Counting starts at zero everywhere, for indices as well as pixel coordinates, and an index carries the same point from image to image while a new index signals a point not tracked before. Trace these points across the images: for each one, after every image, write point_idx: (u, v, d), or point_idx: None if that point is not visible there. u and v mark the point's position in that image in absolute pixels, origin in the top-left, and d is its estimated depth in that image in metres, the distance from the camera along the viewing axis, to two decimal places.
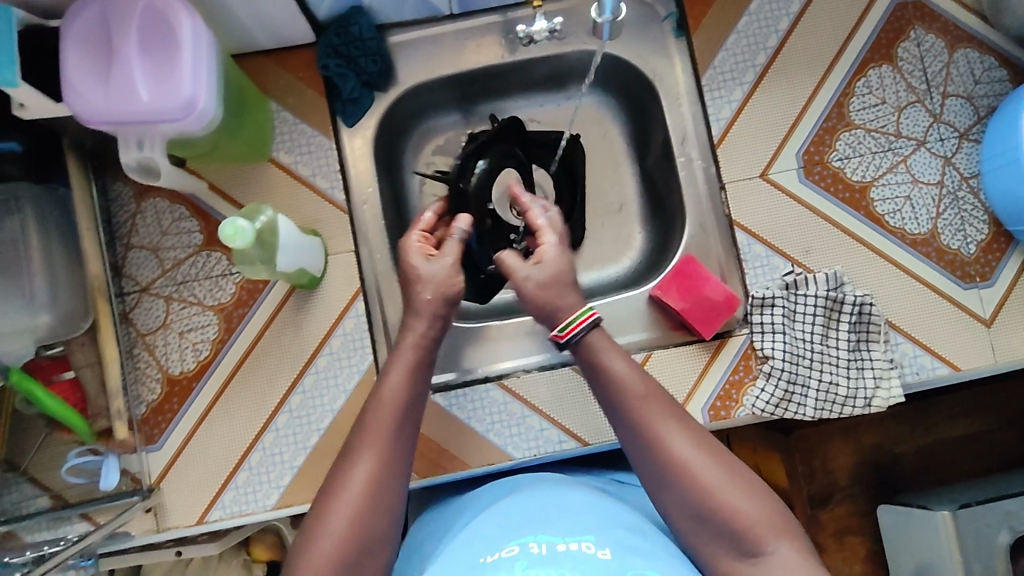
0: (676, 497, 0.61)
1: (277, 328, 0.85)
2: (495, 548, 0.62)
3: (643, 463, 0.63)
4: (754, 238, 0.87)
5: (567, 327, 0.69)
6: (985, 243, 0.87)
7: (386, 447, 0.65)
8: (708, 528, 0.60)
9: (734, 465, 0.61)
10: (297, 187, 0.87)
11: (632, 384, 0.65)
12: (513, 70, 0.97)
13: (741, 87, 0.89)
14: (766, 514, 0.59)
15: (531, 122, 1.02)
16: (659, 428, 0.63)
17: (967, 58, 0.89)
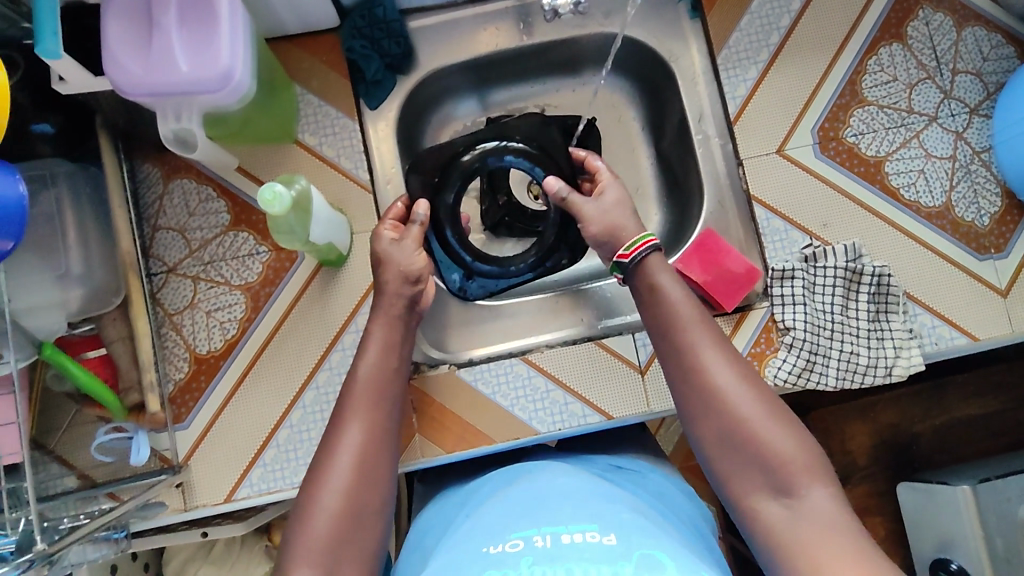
0: (712, 420, 0.63)
1: (305, 306, 0.86)
2: (498, 539, 0.62)
3: (684, 385, 0.66)
4: (772, 213, 0.89)
5: (631, 247, 0.72)
6: (998, 215, 0.88)
7: (375, 427, 0.66)
8: (739, 456, 0.62)
9: (772, 400, 0.64)
10: (322, 168, 0.88)
11: (683, 311, 0.68)
12: (530, 54, 0.99)
13: (755, 66, 0.91)
14: (798, 450, 0.60)
15: (548, 107, 1.04)
16: (704, 352, 0.66)
17: (975, 36, 0.91)
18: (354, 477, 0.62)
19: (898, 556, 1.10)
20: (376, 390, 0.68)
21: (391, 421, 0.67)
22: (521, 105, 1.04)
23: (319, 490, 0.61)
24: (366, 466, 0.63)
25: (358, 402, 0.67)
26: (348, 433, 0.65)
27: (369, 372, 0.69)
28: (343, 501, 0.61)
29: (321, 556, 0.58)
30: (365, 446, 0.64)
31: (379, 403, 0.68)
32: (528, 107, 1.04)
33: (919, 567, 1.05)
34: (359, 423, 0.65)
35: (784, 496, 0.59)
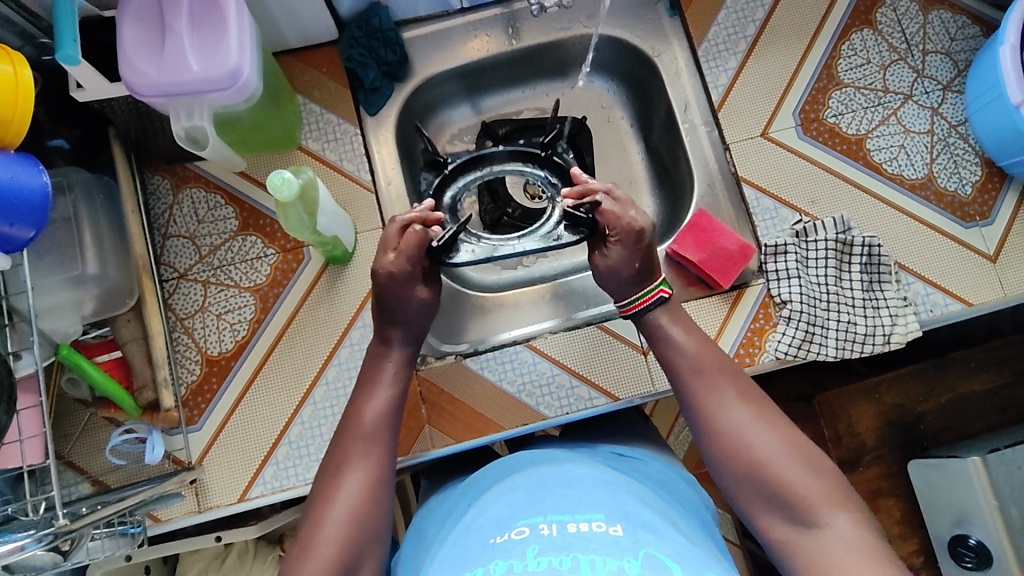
0: (731, 459, 0.65)
1: (313, 303, 0.88)
2: (506, 528, 0.62)
3: (699, 426, 0.69)
4: (761, 192, 0.92)
5: (630, 304, 0.78)
6: (980, 184, 0.91)
7: (377, 469, 0.67)
8: (759, 491, 0.63)
9: (791, 436, 0.65)
10: (326, 171, 0.92)
11: (689, 356, 0.72)
12: (519, 58, 1.04)
13: (735, 56, 0.96)
14: (819, 485, 0.61)
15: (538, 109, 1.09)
16: (718, 398, 0.68)
17: (941, 19, 0.96)
18: (358, 501, 0.64)
19: (915, 538, 1.09)
20: (376, 436, 0.69)
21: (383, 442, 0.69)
22: (513, 109, 1.09)
23: (314, 529, 0.63)
24: (366, 510, 0.64)
25: (360, 445, 0.68)
26: (352, 475, 0.66)
27: (367, 418, 0.71)
28: (348, 529, 0.63)
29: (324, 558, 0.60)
30: (367, 488, 0.65)
31: (378, 438, 0.69)
32: (521, 111, 1.09)
33: (937, 547, 1.04)
34: (360, 466, 0.67)
35: (808, 527, 0.60)
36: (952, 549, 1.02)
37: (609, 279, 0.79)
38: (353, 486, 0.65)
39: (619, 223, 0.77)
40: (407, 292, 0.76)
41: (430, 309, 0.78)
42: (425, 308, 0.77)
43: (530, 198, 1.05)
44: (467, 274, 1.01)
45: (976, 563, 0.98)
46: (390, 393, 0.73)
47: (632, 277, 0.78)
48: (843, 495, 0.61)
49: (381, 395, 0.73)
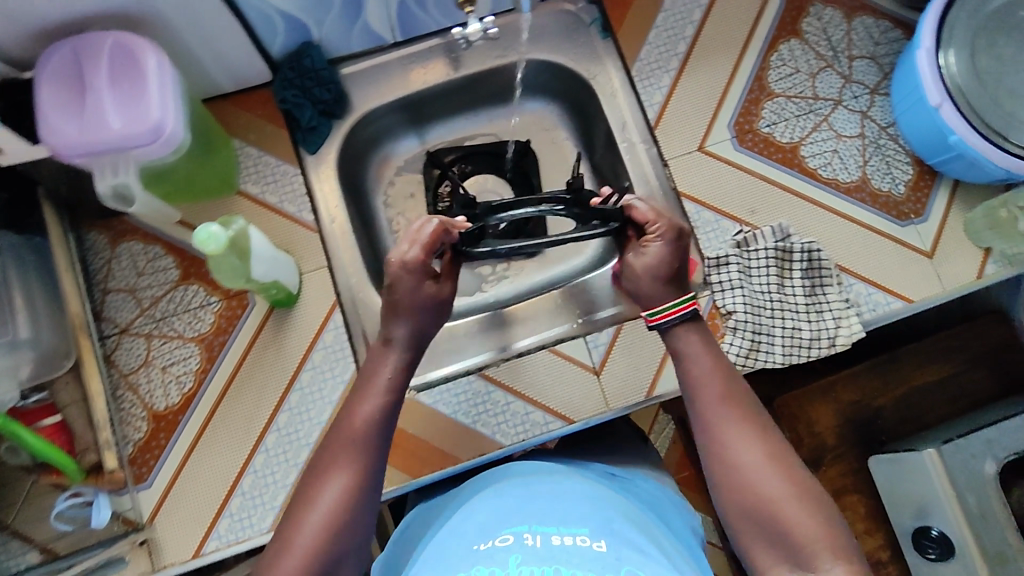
0: (737, 500, 0.66)
1: (259, 350, 0.86)
2: (488, 536, 0.61)
3: (709, 461, 0.69)
4: (701, 206, 0.93)
5: (658, 314, 0.75)
6: (912, 182, 0.93)
7: (361, 475, 0.66)
8: (761, 532, 0.64)
9: (800, 478, 0.65)
10: (265, 214, 0.91)
11: (709, 388, 0.71)
12: (458, 87, 1.05)
13: (667, 74, 0.98)
14: (823, 532, 0.62)
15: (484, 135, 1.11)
16: (731, 435, 0.68)
17: (864, 25, 0.98)
18: (335, 513, 0.63)
19: (881, 533, 1.10)
20: (370, 444, 0.67)
21: (373, 451, 0.67)
22: (455, 138, 1.11)
23: (294, 529, 0.62)
24: (348, 517, 0.64)
25: (349, 447, 0.67)
26: (335, 480, 0.65)
27: (360, 424, 0.68)
28: (322, 537, 0.62)
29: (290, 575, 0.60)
30: (346, 492, 0.64)
31: (365, 446, 0.67)
32: (463, 139, 1.11)
33: (901, 538, 1.05)
34: (346, 473, 0.65)
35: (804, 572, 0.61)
36: (916, 541, 1.03)
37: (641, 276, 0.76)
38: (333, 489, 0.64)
39: (659, 221, 0.77)
40: (420, 288, 0.73)
41: (446, 307, 0.75)
42: (439, 305, 0.74)
43: None
44: None
45: (939, 554, 1.00)
46: (383, 397, 0.70)
47: (668, 278, 0.76)
48: (841, 545, 0.62)
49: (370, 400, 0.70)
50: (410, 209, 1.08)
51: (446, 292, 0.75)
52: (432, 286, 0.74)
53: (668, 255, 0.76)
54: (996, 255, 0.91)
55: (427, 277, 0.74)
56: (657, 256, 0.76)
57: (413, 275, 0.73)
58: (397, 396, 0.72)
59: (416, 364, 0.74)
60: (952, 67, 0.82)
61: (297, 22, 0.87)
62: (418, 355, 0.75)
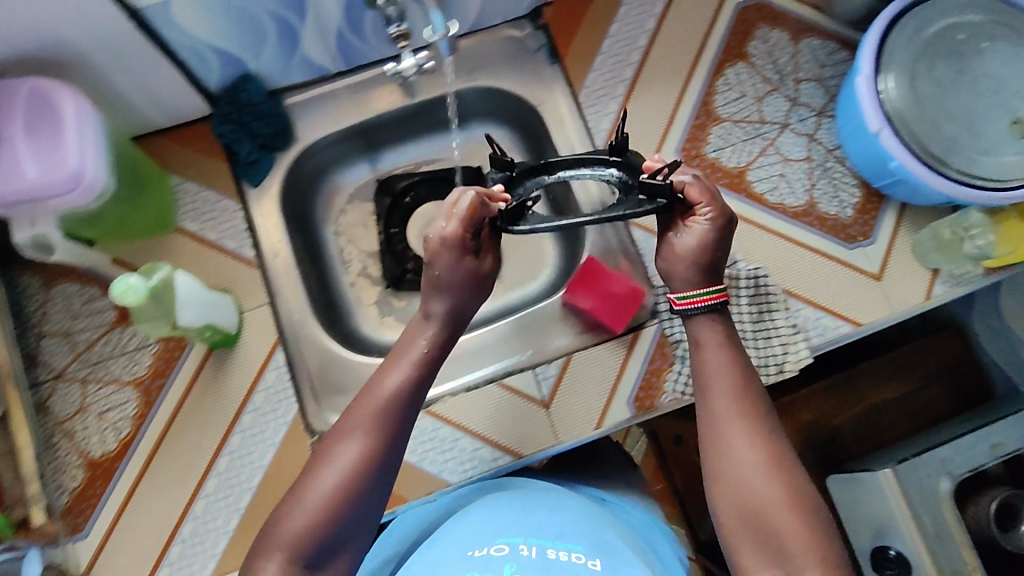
0: (732, 497, 0.67)
1: (198, 393, 0.85)
2: (483, 543, 0.65)
3: (709, 456, 0.70)
4: (650, 233, 0.92)
5: (688, 298, 0.74)
6: (860, 205, 0.93)
7: (379, 444, 0.66)
8: (752, 533, 0.66)
9: (797, 488, 0.66)
10: (204, 251, 0.90)
11: (722, 386, 0.71)
12: (406, 115, 1.03)
13: (614, 101, 0.97)
14: (811, 543, 0.63)
15: (436, 161, 1.09)
16: (737, 430, 0.69)
17: (811, 47, 0.97)
18: (346, 481, 0.64)
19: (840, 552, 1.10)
20: (394, 416, 0.67)
21: (395, 428, 0.68)
22: (408, 165, 1.08)
23: (309, 487, 0.64)
24: (360, 482, 0.65)
25: (372, 415, 0.67)
26: (352, 444, 0.66)
27: (386, 396, 0.69)
28: (330, 503, 0.63)
29: (295, 538, 0.61)
30: (361, 460, 0.65)
31: (386, 421, 0.67)
32: (417, 164, 1.09)
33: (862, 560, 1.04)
34: (366, 440, 0.66)
35: None
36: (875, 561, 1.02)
37: (682, 260, 0.74)
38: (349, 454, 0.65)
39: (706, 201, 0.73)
40: (459, 263, 0.71)
41: (485, 285, 0.74)
42: (477, 281, 0.73)
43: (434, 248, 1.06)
44: (380, 334, 1.02)
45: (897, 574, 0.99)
46: (412, 370, 0.71)
47: (704, 267, 0.74)
48: (829, 554, 0.63)
49: (399, 373, 0.71)
50: (360, 238, 1.06)
51: (484, 268, 0.74)
52: (471, 263, 0.72)
53: (716, 240, 0.73)
54: (944, 275, 0.90)
55: (465, 255, 0.72)
56: (699, 238, 0.73)
57: (451, 250, 0.70)
58: (429, 370, 0.72)
59: (452, 341, 0.74)
60: (890, 93, 0.80)
61: (231, 56, 0.85)
62: (455, 332, 0.75)
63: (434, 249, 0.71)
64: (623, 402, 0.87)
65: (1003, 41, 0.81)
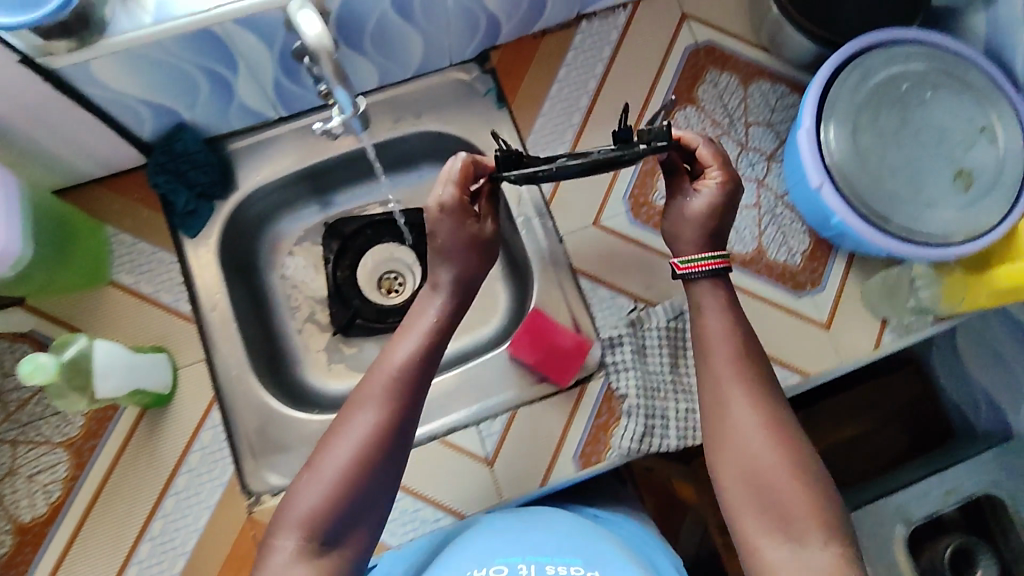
0: (732, 461, 0.68)
1: (132, 455, 0.83)
2: (483, 564, 0.66)
3: (710, 421, 0.71)
4: (597, 282, 0.91)
5: (690, 262, 0.74)
6: (809, 252, 0.91)
7: (392, 417, 0.67)
8: (755, 496, 0.66)
9: (796, 453, 0.67)
10: (138, 305, 0.88)
11: (721, 353, 0.71)
12: (355, 159, 1.01)
13: (562, 146, 0.95)
14: (810, 507, 0.65)
15: (388, 202, 1.06)
16: (736, 397, 0.70)
17: (761, 90, 0.96)
18: (360, 454, 0.65)
19: None
20: (407, 389, 0.68)
21: (408, 401, 0.68)
22: (360, 207, 1.06)
23: (325, 458, 0.65)
24: (375, 455, 0.65)
25: (384, 388, 0.68)
26: (366, 417, 0.66)
27: (398, 368, 0.69)
28: (345, 476, 0.64)
29: (311, 514, 0.63)
30: (377, 431, 0.66)
31: (400, 393, 0.68)
32: (368, 206, 1.07)
33: None
34: (381, 413, 0.67)
35: (793, 544, 0.64)
36: None
37: (689, 223, 0.75)
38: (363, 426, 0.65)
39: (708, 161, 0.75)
40: (460, 228, 0.71)
41: (489, 249, 0.73)
42: (480, 245, 0.72)
43: (385, 292, 1.06)
44: (326, 384, 1.01)
45: None
46: (423, 342, 0.71)
47: (706, 232, 0.75)
48: (829, 518, 0.64)
49: (409, 344, 0.71)
50: (309, 282, 1.04)
51: (486, 233, 0.73)
52: (474, 226, 0.72)
53: (720, 206, 0.74)
54: (892, 323, 0.88)
55: (467, 216, 0.72)
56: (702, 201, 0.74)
57: (450, 216, 0.71)
58: (441, 339, 0.72)
59: (463, 311, 0.73)
60: (831, 143, 0.78)
61: (164, 107, 0.83)
62: (465, 300, 0.74)
63: (434, 215, 0.71)
64: (568, 459, 0.85)
65: (947, 90, 0.79)
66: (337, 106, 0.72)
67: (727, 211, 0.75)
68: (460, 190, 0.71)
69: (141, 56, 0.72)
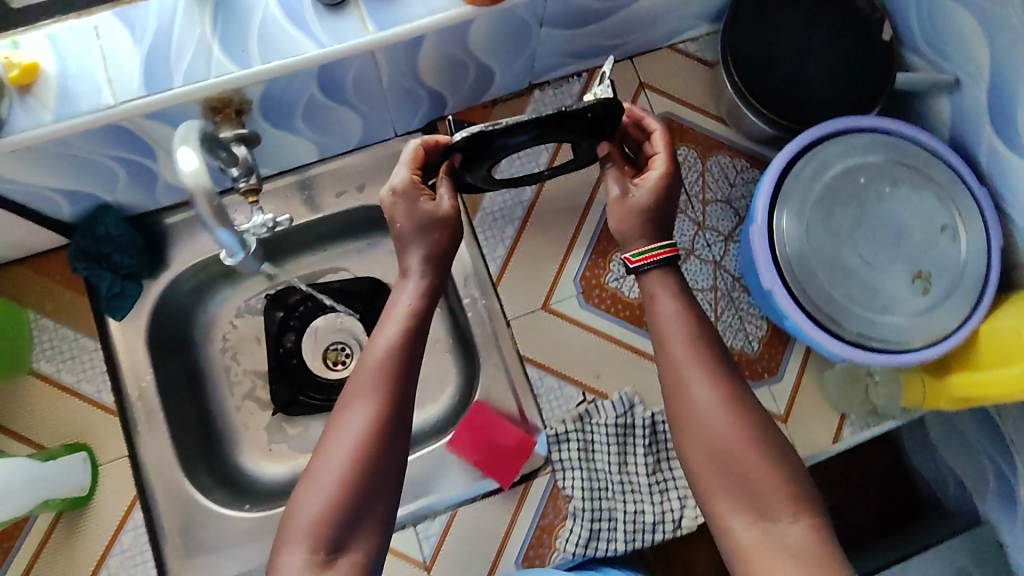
0: (697, 445, 0.59)
1: (47, 557, 0.82)
2: None
3: (670, 405, 0.62)
4: (546, 370, 0.87)
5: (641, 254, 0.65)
6: (765, 338, 0.88)
7: (389, 404, 0.59)
8: (723, 477, 0.58)
9: (760, 423, 0.59)
10: (60, 396, 0.85)
11: (676, 334, 0.62)
12: (302, 231, 0.95)
13: (511, 224, 0.90)
14: (785, 482, 0.57)
15: (338, 270, 1.01)
16: (693, 379, 0.60)
17: (720, 165, 0.91)
18: (360, 448, 0.58)
19: None
20: (401, 371, 0.60)
21: (407, 386, 0.61)
22: (309, 272, 1.01)
23: (319, 464, 0.58)
24: (373, 453, 0.58)
25: (376, 376, 0.60)
26: (357, 412, 0.59)
27: (385, 353, 0.61)
28: (344, 476, 0.57)
29: (315, 523, 0.56)
30: (373, 423, 0.58)
31: (391, 375, 0.60)
32: (318, 275, 1.01)
33: None
34: (373, 404, 0.59)
35: (766, 524, 0.57)
36: None
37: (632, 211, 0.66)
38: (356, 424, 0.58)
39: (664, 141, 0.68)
40: (414, 207, 0.66)
41: (454, 224, 0.66)
42: (433, 218, 0.66)
43: (332, 364, 0.99)
44: (259, 466, 0.94)
45: None
46: (406, 320, 0.63)
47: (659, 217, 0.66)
48: (797, 490, 0.58)
49: (394, 324, 0.63)
50: (249, 355, 0.97)
51: (444, 210, 0.67)
52: (430, 202, 0.66)
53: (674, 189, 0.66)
54: (851, 417, 0.85)
55: (420, 197, 0.66)
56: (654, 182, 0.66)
57: (402, 198, 0.65)
58: (424, 318, 0.65)
59: (439, 290, 0.66)
60: (784, 234, 0.75)
61: (82, 194, 0.79)
62: (441, 278, 0.67)
63: (386, 200, 0.66)
64: (510, 564, 0.82)
65: (907, 186, 0.76)
66: (224, 250, 0.60)
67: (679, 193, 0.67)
68: (412, 168, 0.67)
69: (40, 152, 0.67)
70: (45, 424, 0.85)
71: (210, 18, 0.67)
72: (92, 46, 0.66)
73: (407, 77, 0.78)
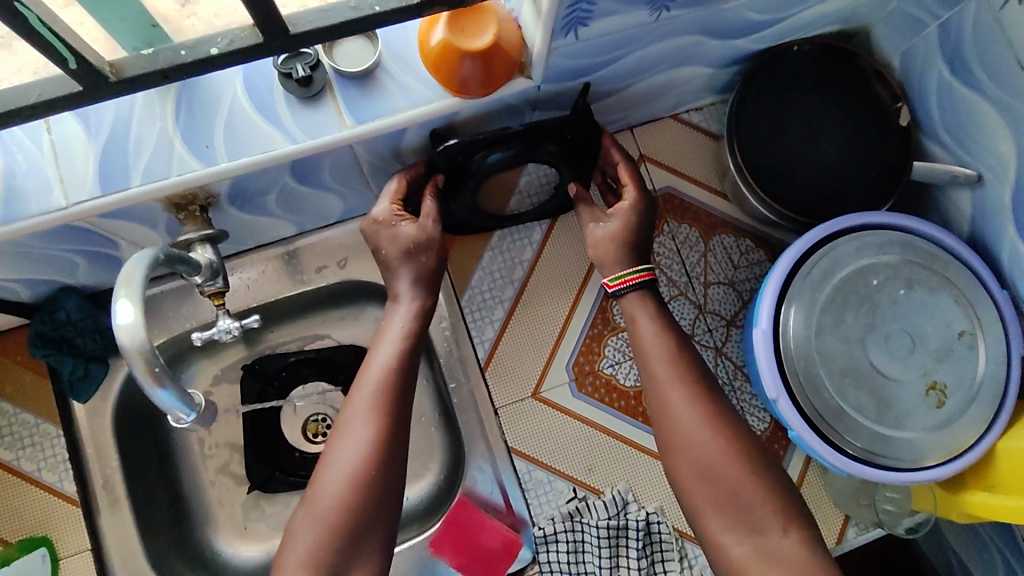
0: (688, 464, 0.59)
1: None
2: None
3: (657, 428, 0.62)
4: (534, 463, 0.82)
5: (619, 277, 0.68)
6: (769, 432, 0.82)
7: (386, 427, 0.60)
8: (714, 496, 0.58)
9: (749, 442, 0.60)
10: (18, 485, 0.81)
11: (657, 354, 0.64)
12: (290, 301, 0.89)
13: (501, 304, 0.86)
14: (771, 497, 0.57)
15: (325, 337, 0.92)
16: (678, 396, 0.61)
17: (724, 245, 0.86)
18: (359, 470, 0.58)
19: None
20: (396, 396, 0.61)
21: (403, 409, 0.62)
22: (299, 341, 0.92)
23: (319, 489, 0.58)
24: (374, 473, 0.58)
25: (371, 402, 0.61)
26: (355, 435, 0.59)
27: (383, 378, 0.63)
28: (343, 499, 0.57)
29: (315, 551, 0.55)
30: (370, 445, 0.59)
31: (386, 398, 0.61)
32: (311, 343, 0.92)
33: None
34: (373, 425, 0.60)
35: (756, 536, 0.56)
36: None
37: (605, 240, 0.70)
38: (355, 444, 0.58)
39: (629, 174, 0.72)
40: (395, 235, 0.68)
41: (438, 247, 0.69)
42: (422, 248, 0.68)
43: (311, 436, 0.91)
44: (234, 547, 0.87)
45: None
46: (400, 345, 0.65)
47: (630, 244, 0.69)
48: (788, 506, 0.57)
49: (387, 352, 0.65)
50: (221, 425, 0.89)
51: (428, 232, 0.69)
52: (408, 227, 0.68)
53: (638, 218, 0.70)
54: (857, 518, 0.80)
55: (401, 220, 0.69)
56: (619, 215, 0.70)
57: (382, 225, 0.69)
58: (417, 347, 0.67)
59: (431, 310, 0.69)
60: (790, 328, 0.70)
61: (42, 280, 0.74)
62: (432, 303, 0.69)
63: (369, 229, 0.69)
64: None
65: (923, 289, 0.71)
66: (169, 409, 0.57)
67: (642, 224, 0.70)
68: (393, 199, 0.70)
69: None
70: (4, 515, 0.80)
71: (172, 108, 0.61)
72: (44, 144, 0.60)
73: (388, 159, 0.72)
